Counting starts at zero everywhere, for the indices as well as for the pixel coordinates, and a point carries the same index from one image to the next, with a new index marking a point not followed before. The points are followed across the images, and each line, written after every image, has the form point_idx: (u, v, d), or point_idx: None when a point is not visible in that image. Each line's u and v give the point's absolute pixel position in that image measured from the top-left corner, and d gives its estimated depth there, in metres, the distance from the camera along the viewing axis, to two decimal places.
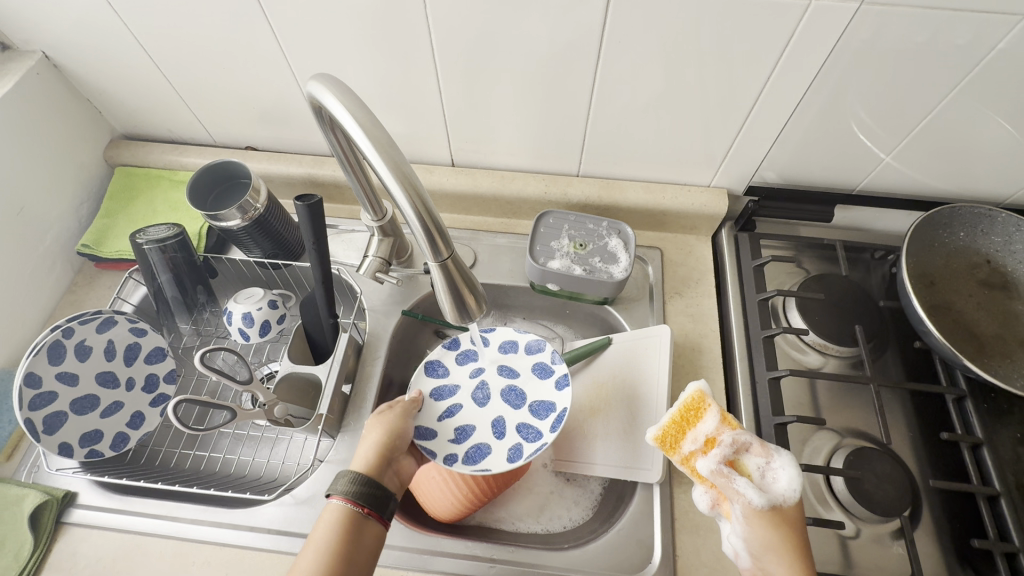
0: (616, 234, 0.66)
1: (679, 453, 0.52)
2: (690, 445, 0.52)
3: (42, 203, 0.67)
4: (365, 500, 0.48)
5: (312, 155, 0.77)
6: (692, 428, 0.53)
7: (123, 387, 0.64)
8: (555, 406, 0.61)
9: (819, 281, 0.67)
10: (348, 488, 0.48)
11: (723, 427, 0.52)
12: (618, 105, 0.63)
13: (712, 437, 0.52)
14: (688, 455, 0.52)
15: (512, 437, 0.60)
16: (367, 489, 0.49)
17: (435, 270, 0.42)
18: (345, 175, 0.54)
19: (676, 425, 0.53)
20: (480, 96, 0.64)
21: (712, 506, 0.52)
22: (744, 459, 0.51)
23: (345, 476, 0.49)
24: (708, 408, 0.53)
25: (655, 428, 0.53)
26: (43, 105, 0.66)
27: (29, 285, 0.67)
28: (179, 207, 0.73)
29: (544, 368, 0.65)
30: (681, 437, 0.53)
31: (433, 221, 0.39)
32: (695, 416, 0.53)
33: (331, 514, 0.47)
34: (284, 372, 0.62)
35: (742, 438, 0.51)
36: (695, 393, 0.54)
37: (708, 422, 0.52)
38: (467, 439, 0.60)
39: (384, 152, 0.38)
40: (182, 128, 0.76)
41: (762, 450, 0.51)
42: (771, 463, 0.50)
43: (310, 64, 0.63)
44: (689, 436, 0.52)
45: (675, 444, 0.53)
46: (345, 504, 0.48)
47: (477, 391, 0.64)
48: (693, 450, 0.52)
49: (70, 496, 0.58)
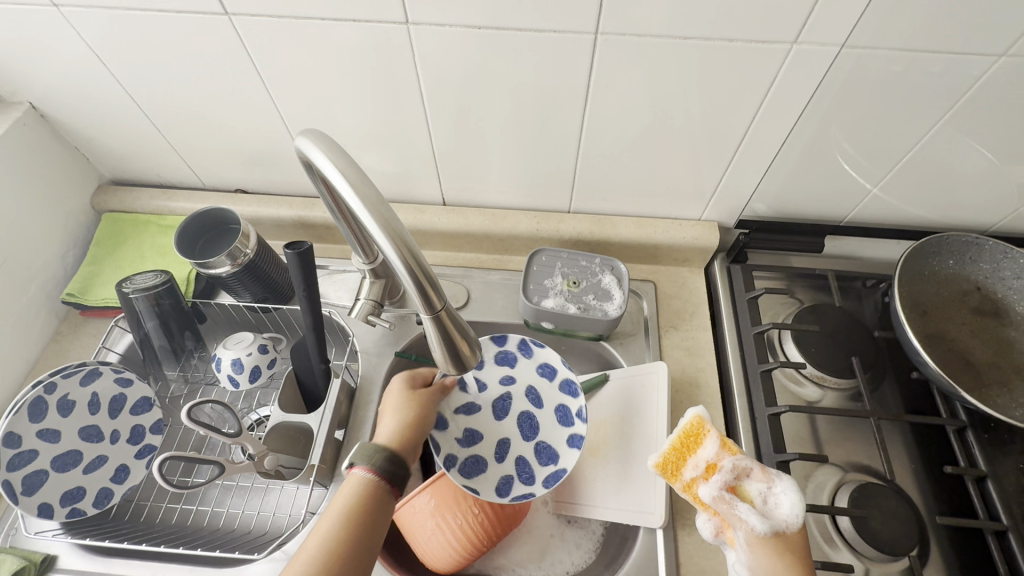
0: (609, 271, 0.66)
1: (681, 481, 0.51)
2: (691, 472, 0.51)
3: (25, 252, 0.66)
4: (387, 472, 0.50)
5: (302, 196, 0.77)
6: (693, 454, 0.51)
7: (107, 441, 0.62)
8: (558, 459, 0.62)
9: (813, 311, 0.67)
10: (372, 460, 0.50)
11: (724, 453, 0.51)
12: (608, 143, 0.63)
13: (713, 463, 0.50)
14: (689, 482, 0.51)
15: (510, 466, 0.62)
16: (388, 461, 0.50)
17: (428, 322, 0.41)
18: (336, 224, 0.53)
19: (677, 452, 0.52)
20: (471, 137, 0.64)
21: (716, 534, 0.50)
22: (746, 485, 0.50)
23: (369, 449, 0.51)
24: (708, 433, 0.52)
25: (655, 454, 0.52)
26: (29, 154, 0.66)
27: (10, 337, 0.65)
28: (168, 253, 0.72)
29: (566, 414, 0.64)
30: (681, 464, 0.51)
31: (423, 272, 0.38)
32: (695, 442, 0.52)
33: (355, 482, 0.49)
34: (275, 422, 0.61)
35: (743, 463, 0.50)
36: (694, 419, 0.53)
37: (709, 448, 0.51)
38: (469, 445, 0.63)
39: (372, 208, 0.37)
40: (171, 173, 0.76)
41: (763, 475, 0.50)
42: (773, 488, 0.49)
43: (299, 109, 0.63)
44: (690, 463, 0.51)
45: (676, 471, 0.51)
46: (367, 473, 0.49)
47: (498, 411, 0.66)
48: (694, 477, 0.51)
49: (49, 560, 0.55)
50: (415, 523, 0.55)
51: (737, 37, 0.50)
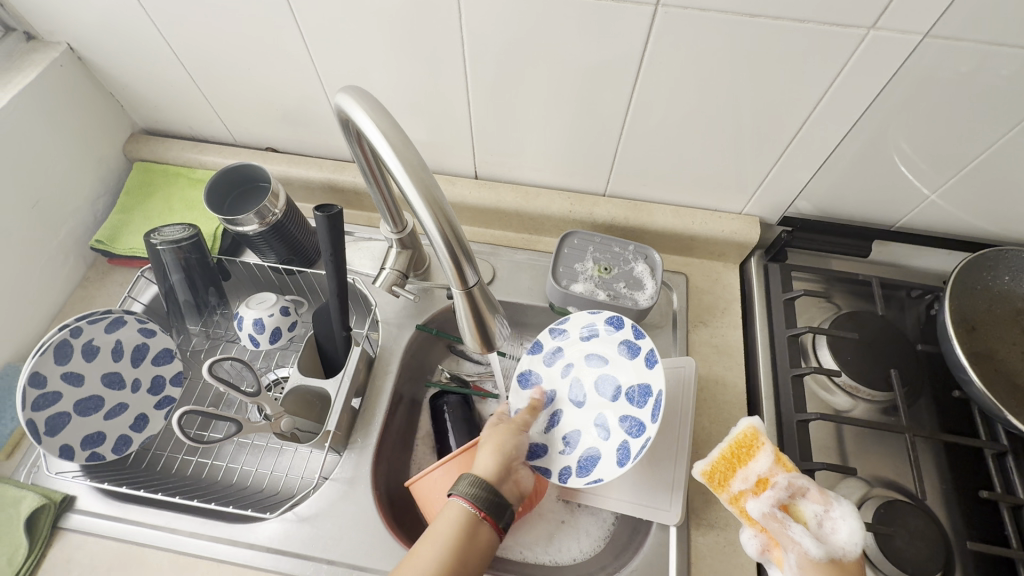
0: (642, 259, 0.63)
1: (727, 492, 0.49)
2: (739, 484, 0.49)
3: (57, 195, 0.66)
4: (486, 505, 0.48)
5: (333, 159, 0.75)
6: (743, 466, 0.49)
7: (128, 388, 0.62)
8: (651, 389, 0.55)
9: (853, 319, 0.64)
10: (468, 490, 0.48)
11: (778, 468, 0.49)
12: (653, 126, 0.60)
13: (765, 478, 0.48)
14: (737, 494, 0.49)
15: (618, 433, 0.56)
16: (486, 493, 0.49)
17: (459, 297, 0.40)
18: (367, 186, 0.52)
19: (726, 462, 0.50)
20: (511, 110, 0.62)
21: (761, 551, 0.48)
22: (800, 505, 0.48)
23: (471, 477, 0.49)
24: (762, 446, 0.49)
25: (703, 462, 0.51)
26: (64, 97, 0.66)
27: (40, 278, 0.66)
28: (196, 207, 0.72)
29: (631, 347, 0.58)
30: (730, 474, 0.49)
31: (461, 246, 0.37)
32: (746, 454, 0.50)
33: (453, 511, 0.48)
34: (293, 385, 0.60)
35: (798, 482, 0.48)
36: (748, 430, 0.50)
37: (762, 462, 0.49)
38: (576, 445, 0.57)
39: (413, 173, 0.35)
40: (203, 126, 0.75)
41: (820, 496, 0.47)
42: (830, 513, 0.47)
43: (336, 67, 0.61)
44: (740, 475, 0.49)
45: (724, 481, 0.50)
46: (466, 505, 0.48)
47: (572, 391, 0.60)
48: (743, 490, 0.49)
49: (67, 500, 0.57)
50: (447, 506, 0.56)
51: (808, 18, 0.46)
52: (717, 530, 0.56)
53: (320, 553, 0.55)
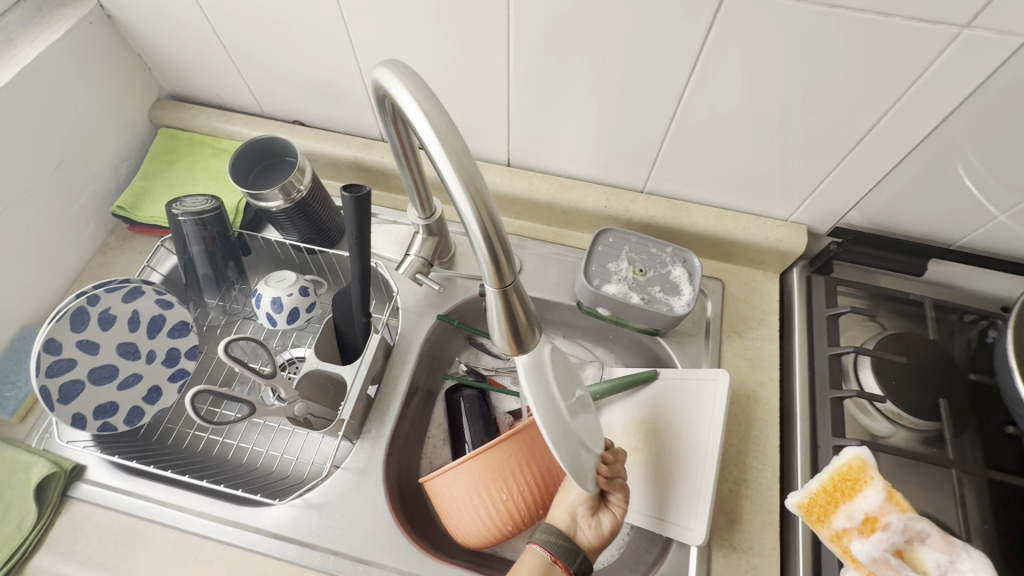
0: (680, 263, 0.59)
1: (828, 528, 0.48)
2: (842, 521, 0.48)
3: (81, 157, 0.65)
4: (557, 553, 0.51)
5: (361, 137, 0.72)
6: (847, 502, 0.48)
7: (143, 360, 0.61)
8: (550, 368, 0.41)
9: (899, 340, 0.60)
10: (544, 538, 0.52)
11: (889, 507, 0.47)
12: (703, 121, 0.57)
13: (873, 516, 0.47)
14: (840, 532, 0.48)
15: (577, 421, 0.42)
16: (557, 541, 0.52)
17: (492, 295, 0.37)
18: (398, 168, 0.50)
19: (826, 495, 0.49)
20: (553, 95, 0.58)
21: None
22: (919, 551, 0.46)
23: (548, 527, 0.53)
24: (870, 481, 0.48)
25: (800, 493, 0.50)
26: (91, 56, 0.64)
27: (60, 241, 0.65)
28: (219, 177, 0.70)
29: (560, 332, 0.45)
30: (831, 509, 0.48)
31: (499, 240, 0.34)
32: (851, 488, 0.48)
33: (532, 557, 0.52)
34: (308, 368, 0.58)
35: (916, 525, 0.46)
36: (854, 461, 0.49)
37: (870, 498, 0.48)
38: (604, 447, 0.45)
39: (453, 156, 0.32)
40: (231, 94, 0.72)
41: (943, 544, 0.45)
42: (957, 563, 0.44)
43: (372, 40, 0.58)
44: (843, 511, 0.48)
45: (823, 516, 0.49)
46: (541, 553, 0.52)
47: None
48: (847, 527, 0.48)
49: (78, 470, 0.56)
50: (456, 505, 0.53)
51: (894, 12, 0.42)
52: (740, 554, 0.53)
53: (327, 544, 0.53)
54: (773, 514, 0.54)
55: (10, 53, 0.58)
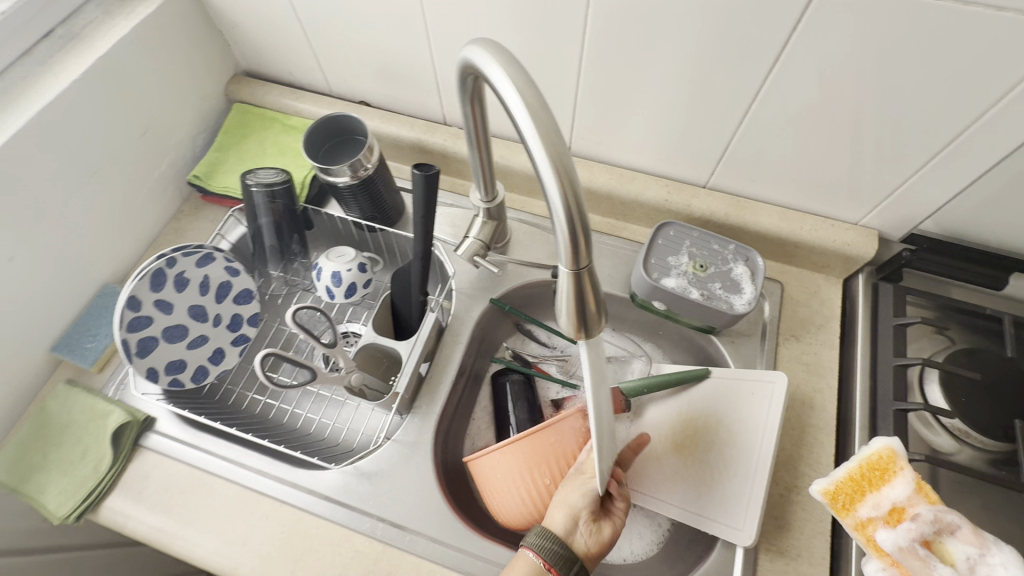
0: (742, 261, 0.58)
1: (853, 516, 0.47)
2: (868, 510, 0.47)
3: (163, 128, 0.68)
4: (554, 560, 0.48)
5: (424, 119, 0.73)
6: (875, 492, 0.47)
7: (210, 323, 0.65)
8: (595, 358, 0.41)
9: (972, 355, 0.57)
10: (540, 543, 0.49)
11: (919, 499, 0.45)
12: (778, 116, 0.55)
13: (901, 507, 0.45)
14: (865, 521, 0.47)
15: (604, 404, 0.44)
16: (554, 546, 0.48)
17: (565, 277, 0.37)
18: (468, 150, 0.50)
19: (853, 484, 0.48)
20: (624, 84, 0.58)
21: None
22: (947, 543, 0.42)
23: (544, 530, 0.50)
24: (900, 471, 0.46)
25: (826, 482, 0.49)
26: (177, 31, 0.67)
27: (140, 206, 0.69)
28: (288, 153, 0.73)
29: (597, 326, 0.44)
30: (858, 498, 0.47)
31: (580, 218, 0.34)
32: (880, 478, 0.47)
33: (523, 564, 0.48)
34: (365, 341, 0.60)
35: (945, 517, 0.43)
36: (883, 450, 0.48)
37: (897, 488, 0.46)
38: None
39: (543, 131, 0.32)
40: (302, 73, 0.75)
41: (975, 538, 0.41)
42: (987, 558, 0.40)
43: (446, 23, 0.59)
44: (870, 501, 0.47)
45: (849, 505, 0.48)
46: (535, 558, 0.48)
47: None
48: (873, 517, 0.46)
49: (149, 421, 0.59)
50: (488, 473, 0.54)
51: (1007, 6, 0.40)
52: (788, 559, 0.52)
53: (376, 510, 0.55)
54: (825, 523, 0.53)
55: (108, 24, 0.61)
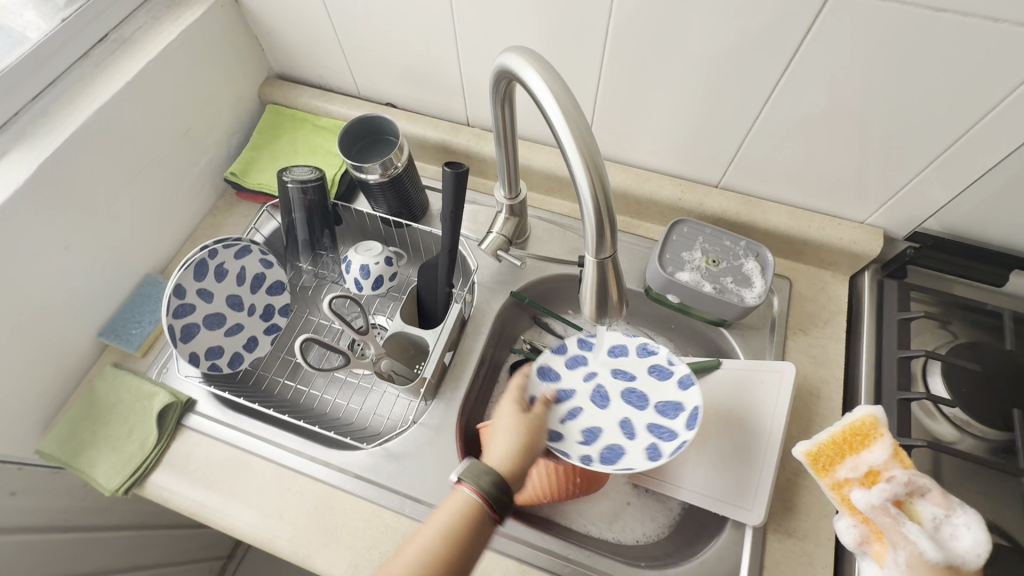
0: (753, 256, 0.61)
1: (831, 476, 0.51)
2: (846, 471, 0.50)
3: (202, 127, 0.72)
4: (494, 502, 0.46)
5: (448, 121, 0.77)
6: (854, 455, 0.51)
7: (246, 312, 0.68)
8: (679, 434, 0.56)
9: (973, 349, 0.60)
10: (481, 483, 0.46)
11: (893, 463, 0.49)
12: (788, 119, 0.58)
13: (877, 470, 0.49)
14: (841, 481, 0.50)
15: (614, 434, 0.59)
16: (497, 489, 0.47)
17: (589, 265, 0.40)
18: (496, 149, 0.54)
19: (835, 447, 0.52)
20: (642, 87, 0.61)
21: (859, 543, 0.48)
22: (917, 504, 0.46)
23: (482, 468, 0.47)
24: (879, 437, 0.50)
25: (809, 443, 0.53)
26: (218, 36, 0.71)
27: (180, 201, 0.72)
28: (318, 152, 0.76)
29: (660, 371, 0.61)
30: (837, 460, 0.51)
31: (607, 211, 0.37)
32: (860, 443, 0.51)
33: (459, 501, 0.46)
34: (393, 330, 0.64)
35: (918, 480, 0.46)
36: (866, 418, 0.52)
37: (876, 452, 0.50)
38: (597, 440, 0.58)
39: (576, 131, 0.36)
40: (332, 76, 0.78)
41: (942, 500, 0.45)
42: (951, 518, 0.44)
43: (475, 29, 0.62)
44: (848, 463, 0.51)
45: (829, 466, 0.51)
46: (473, 495, 0.46)
47: (595, 394, 0.62)
48: (849, 478, 0.50)
49: (190, 403, 0.63)
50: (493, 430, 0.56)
51: (1004, 18, 0.43)
52: (794, 539, 0.55)
53: (404, 488, 0.58)
54: (831, 506, 0.56)
55: (157, 30, 0.65)
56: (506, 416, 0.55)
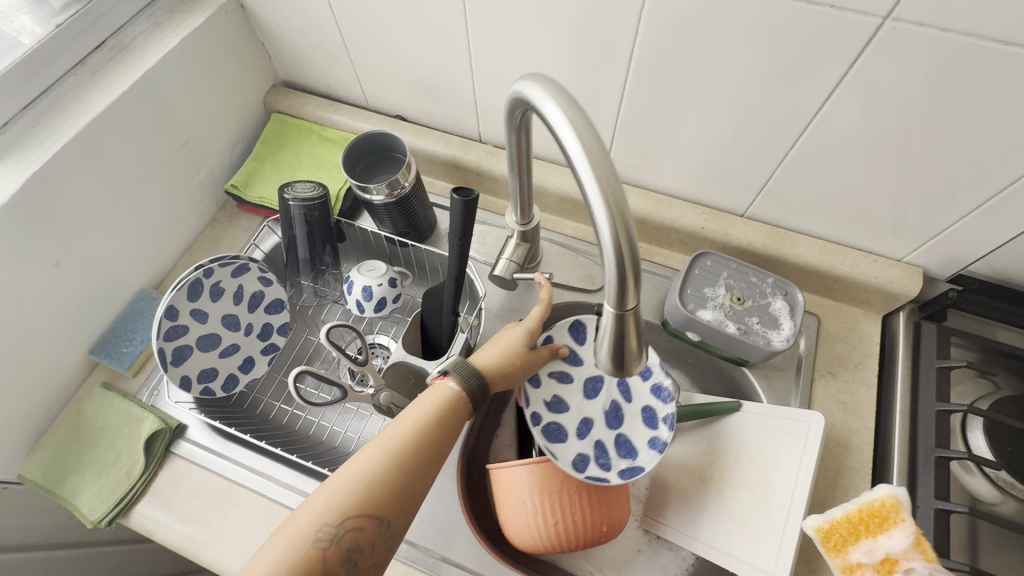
0: (782, 295, 0.57)
1: (842, 558, 0.47)
2: (860, 556, 0.46)
3: (204, 136, 0.69)
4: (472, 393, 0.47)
5: (460, 135, 0.73)
6: (871, 538, 0.47)
7: (242, 332, 0.65)
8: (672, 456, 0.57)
9: (1020, 404, 0.55)
10: (463, 377, 0.47)
11: (914, 553, 0.45)
12: (825, 149, 0.54)
13: (895, 558, 0.45)
14: (853, 565, 0.46)
15: (589, 445, 0.59)
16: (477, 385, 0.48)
17: (608, 317, 0.36)
18: (509, 175, 0.50)
19: (850, 526, 0.47)
20: (668, 110, 0.57)
21: None
22: None
23: (467, 367, 0.48)
24: (900, 522, 0.46)
25: (822, 519, 0.48)
26: (222, 42, 0.68)
27: (178, 213, 0.70)
28: (323, 165, 0.73)
29: (652, 416, 0.61)
30: (851, 541, 0.47)
31: (631, 262, 0.33)
32: (877, 526, 0.47)
33: (440, 390, 0.46)
34: (396, 358, 0.60)
35: None
36: (887, 499, 0.47)
37: (895, 539, 0.45)
38: (587, 435, 0.60)
39: (599, 174, 0.32)
40: (341, 86, 0.75)
41: None
42: None
43: (491, 44, 0.59)
44: (863, 546, 0.46)
45: (840, 546, 0.47)
46: (456, 388, 0.47)
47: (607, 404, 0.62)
48: (863, 563, 0.46)
49: (181, 429, 0.60)
50: (507, 479, 0.54)
51: None
52: None
53: None
54: None
55: (159, 36, 0.62)
56: (526, 324, 0.55)
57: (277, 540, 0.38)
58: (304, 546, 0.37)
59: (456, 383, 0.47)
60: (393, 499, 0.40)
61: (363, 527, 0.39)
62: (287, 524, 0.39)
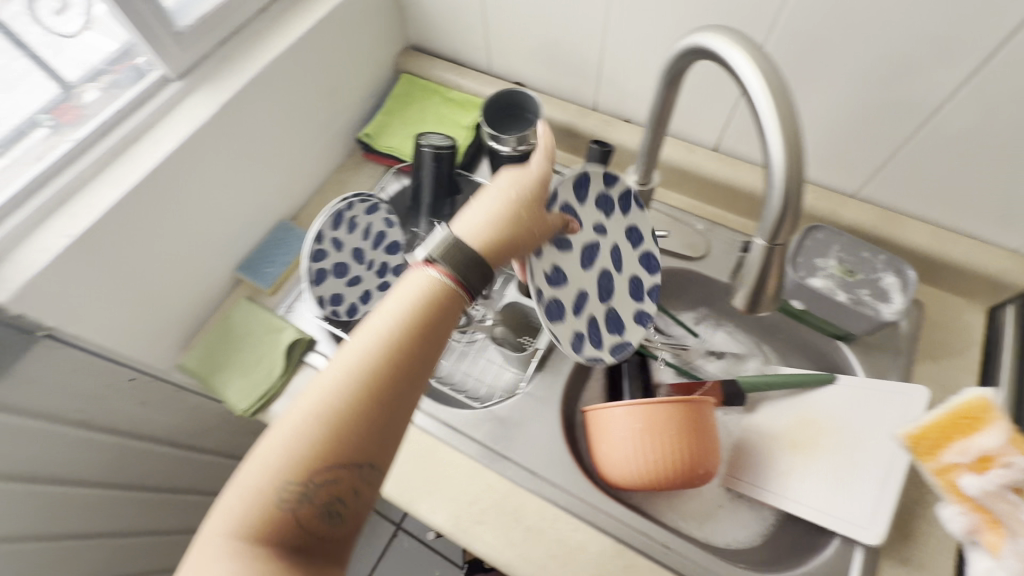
0: (893, 272, 0.58)
1: (937, 461, 0.51)
2: (954, 456, 0.50)
3: (347, 87, 0.76)
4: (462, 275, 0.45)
5: (575, 103, 0.78)
6: (963, 440, 0.50)
7: (366, 265, 0.72)
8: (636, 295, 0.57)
9: None
10: (444, 263, 0.45)
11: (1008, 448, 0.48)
12: (955, 131, 0.55)
13: (990, 455, 0.49)
14: (948, 466, 0.50)
15: (583, 323, 0.56)
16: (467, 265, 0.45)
17: (756, 249, 0.40)
18: (646, 127, 0.54)
19: (941, 431, 0.51)
20: (796, 85, 0.60)
21: (968, 530, 0.49)
22: None
23: (454, 248, 0.45)
24: (991, 421, 0.49)
25: (914, 426, 0.52)
26: (373, 2, 0.74)
27: (317, 155, 0.77)
28: (445, 122, 0.79)
29: (638, 288, 0.61)
30: (944, 445, 0.51)
31: (797, 198, 0.36)
32: (969, 426, 0.50)
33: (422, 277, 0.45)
34: (510, 299, 0.68)
35: None
36: (974, 400, 0.50)
37: (989, 437, 0.49)
38: (583, 308, 0.56)
39: (782, 114, 0.35)
40: (467, 50, 0.81)
41: None
42: None
43: (630, 14, 0.63)
44: (956, 448, 0.50)
45: (933, 450, 0.51)
46: (439, 276, 0.45)
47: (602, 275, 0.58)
48: (958, 463, 0.50)
49: (311, 343, 0.67)
50: (612, 420, 0.58)
51: None
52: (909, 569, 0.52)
53: (505, 451, 0.60)
54: (953, 543, 0.53)
55: None
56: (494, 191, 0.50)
57: (231, 498, 0.37)
58: (268, 508, 0.36)
59: (400, 302, 0.43)
60: (353, 446, 0.38)
61: (336, 477, 0.37)
62: (241, 481, 0.37)
